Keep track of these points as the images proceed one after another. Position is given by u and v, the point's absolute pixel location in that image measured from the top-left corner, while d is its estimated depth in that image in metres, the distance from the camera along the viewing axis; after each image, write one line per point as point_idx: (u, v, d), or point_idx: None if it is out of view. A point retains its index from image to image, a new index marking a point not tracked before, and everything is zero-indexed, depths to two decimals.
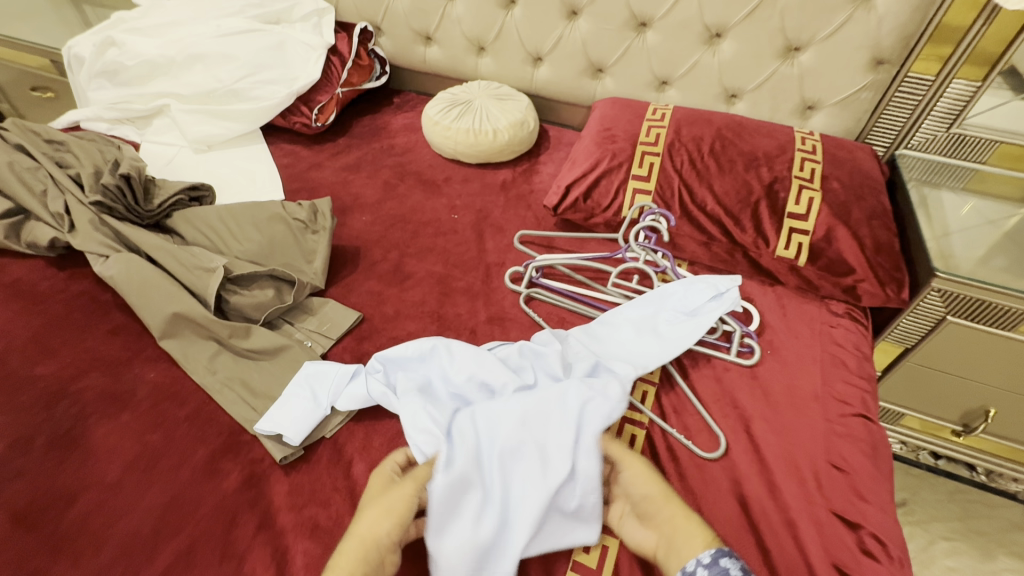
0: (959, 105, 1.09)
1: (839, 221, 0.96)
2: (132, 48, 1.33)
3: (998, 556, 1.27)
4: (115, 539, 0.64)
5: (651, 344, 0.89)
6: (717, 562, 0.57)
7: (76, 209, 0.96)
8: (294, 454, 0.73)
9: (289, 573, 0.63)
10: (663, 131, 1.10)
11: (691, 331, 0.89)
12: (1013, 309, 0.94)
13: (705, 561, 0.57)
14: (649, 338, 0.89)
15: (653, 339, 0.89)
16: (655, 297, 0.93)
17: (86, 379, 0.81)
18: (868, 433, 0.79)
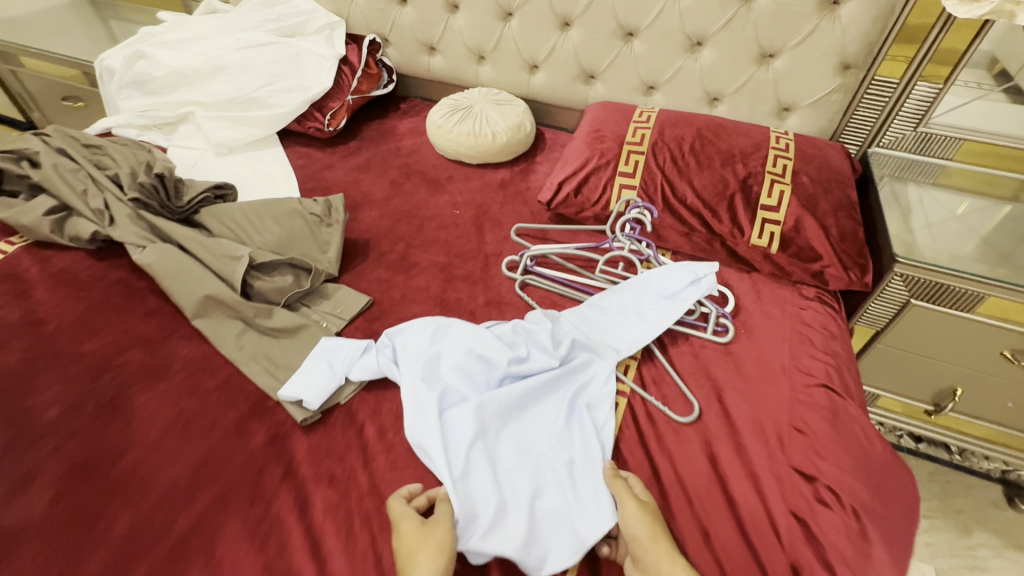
0: (924, 106, 1.17)
1: (807, 211, 1.05)
2: (160, 61, 1.45)
3: (975, 531, 1.33)
4: (158, 489, 0.73)
5: (635, 324, 0.97)
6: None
7: (116, 206, 1.07)
8: (313, 417, 0.82)
9: (310, 515, 0.72)
10: (648, 131, 1.20)
11: (671, 312, 0.97)
12: (968, 291, 1.02)
13: None
14: (633, 320, 0.97)
15: (636, 320, 0.97)
16: (638, 283, 1.02)
17: (127, 354, 0.90)
18: (831, 400, 0.88)
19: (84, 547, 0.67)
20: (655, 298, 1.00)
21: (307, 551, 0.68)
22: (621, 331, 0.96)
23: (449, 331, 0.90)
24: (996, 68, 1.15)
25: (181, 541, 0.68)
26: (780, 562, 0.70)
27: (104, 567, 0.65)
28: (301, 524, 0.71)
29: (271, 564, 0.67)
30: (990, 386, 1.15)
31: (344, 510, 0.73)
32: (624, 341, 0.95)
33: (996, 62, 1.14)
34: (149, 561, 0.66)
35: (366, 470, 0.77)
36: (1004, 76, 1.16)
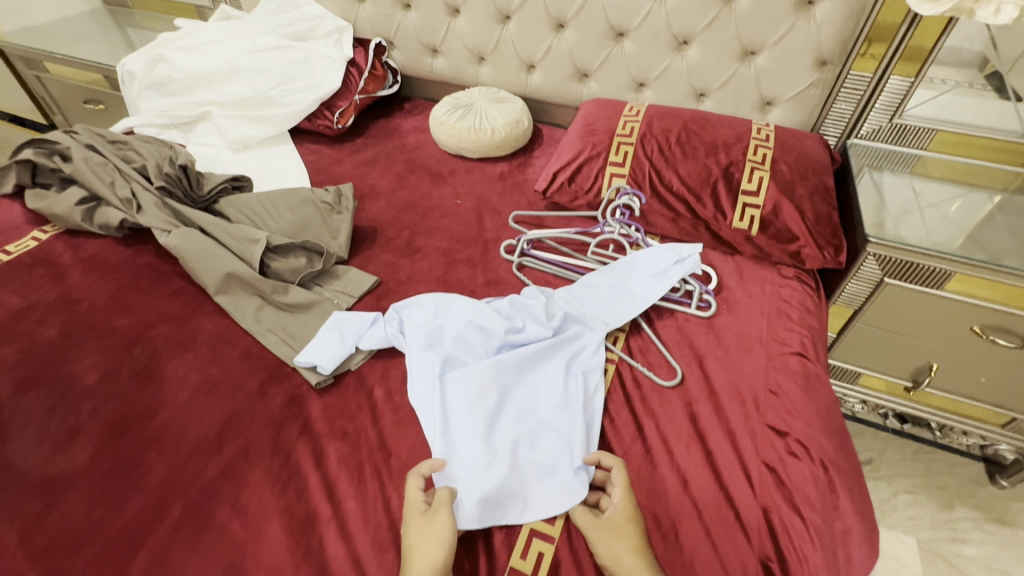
0: (897, 99, 1.25)
1: (784, 196, 1.13)
2: (179, 64, 1.54)
3: (956, 505, 1.34)
4: (190, 440, 0.83)
5: (624, 300, 1.04)
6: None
7: (143, 194, 1.15)
8: (326, 381, 0.91)
9: (325, 465, 0.81)
10: (637, 124, 1.28)
11: (658, 288, 1.04)
12: (937, 268, 1.09)
13: None
14: (622, 297, 1.04)
15: (625, 297, 1.04)
16: (627, 263, 1.09)
17: (156, 328, 1.00)
18: (803, 367, 0.95)
19: (127, 488, 0.78)
20: (643, 277, 1.07)
21: (324, 493, 0.77)
22: (610, 306, 1.03)
23: (452, 306, 0.98)
24: (989, 68, 1.24)
25: (210, 486, 0.78)
26: (752, 506, 0.77)
27: (145, 506, 0.76)
28: (318, 472, 0.80)
29: (292, 505, 0.76)
30: (964, 362, 1.22)
31: (356, 460, 0.81)
32: (613, 314, 1.01)
33: (989, 64, 1.23)
34: (182, 502, 0.76)
35: (376, 426, 0.86)
36: (996, 77, 1.24)
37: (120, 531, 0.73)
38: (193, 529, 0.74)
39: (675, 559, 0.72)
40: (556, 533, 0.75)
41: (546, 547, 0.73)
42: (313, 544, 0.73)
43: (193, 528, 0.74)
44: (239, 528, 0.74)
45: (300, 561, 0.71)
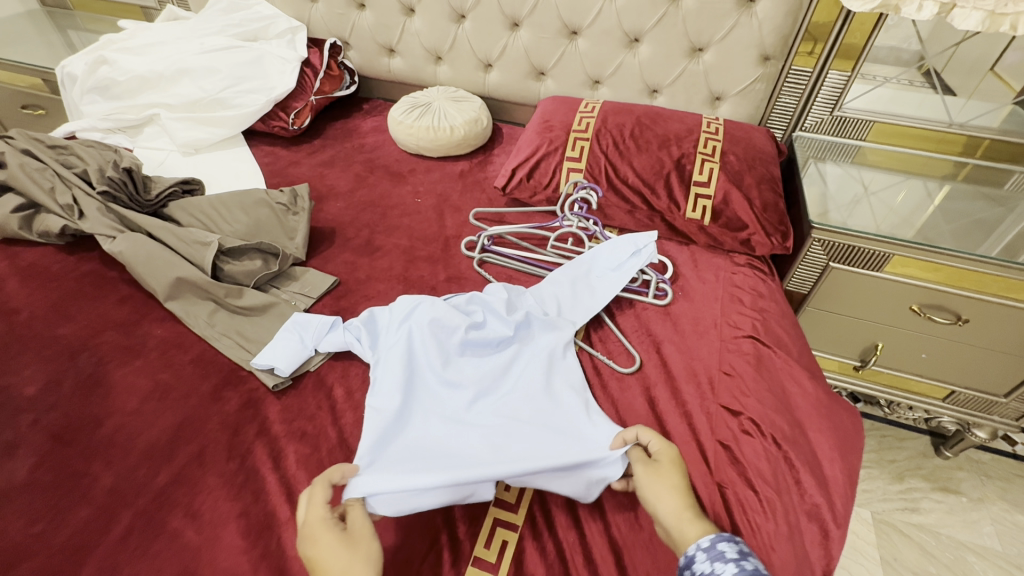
0: (837, 92, 1.31)
1: (733, 186, 1.17)
2: (123, 65, 1.49)
3: (907, 478, 1.41)
4: (140, 447, 0.81)
5: (586, 297, 1.04)
6: (715, 546, 0.62)
7: (85, 199, 1.11)
8: (283, 383, 0.89)
9: (283, 465, 0.80)
10: (592, 120, 1.30)
11: (618, 282, 1.05)
12: (875, 251, 1.16)
13: (704, 545, 0.63)
14: (586, 291, 1.05)
15: (587, 293, 1.05)
16: (587, 260, 1.10)
17: (103, 336, 0.96)
18: (754, 348, 0.98)
19: (73, 499, 0.75)
20: (607, 268, 1.08)
21: (283, 495, 0.76)
22: (577, 301, 1.03)
23: (416, 306, 0.95)
24: (925, 67, 1.27)
25: (161, 493, 0.76)
26: (708, 483, 0.79)
27: (90, 517, 0.73)
28: (276, 474, 0.78)
29: (249, 508, 0.74)
30: (906, 340, 1.28)
31: (315, 459, 0.80)
32: (579, 312, 1.02)
33: (924, 64, 1.27)
34: (131, 511, 0.74)
35: (336, 425, 0.85)
36: (934, 74, 1.28)
37: (64, 543, 0.70)
38: (144, 537, 0.71)
39: (635, 539, 0.73)
40: (520, 522, 0.76)
41: (512, 536, 0.74)
42: (272, 545, 0.71)
43: (144, 536, 0.71)
44: (194, 534, 0.72)
45: (258, 563, 0.69)
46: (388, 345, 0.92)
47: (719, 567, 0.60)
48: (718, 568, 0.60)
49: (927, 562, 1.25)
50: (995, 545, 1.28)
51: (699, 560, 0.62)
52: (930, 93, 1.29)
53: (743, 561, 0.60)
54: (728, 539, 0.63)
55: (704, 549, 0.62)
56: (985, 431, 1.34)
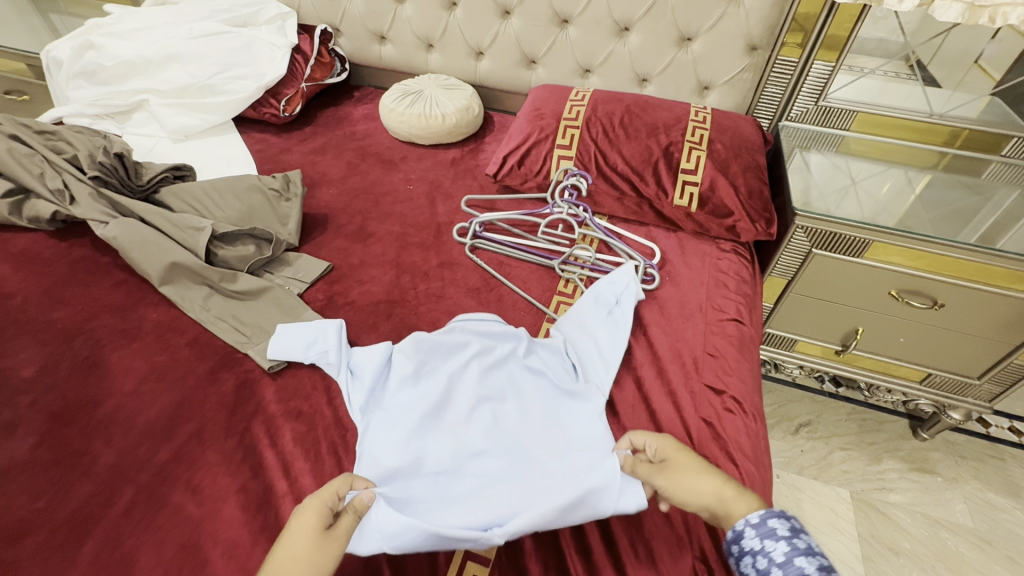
0: (821, 82, 1.34)
1: (720, 173, 1.20)
2: (110, 50, 1.47)
3: (884, 458, 1.46)
4: (140, 426, 0.82)
5: (605, 330, 0.95)
6: (765, 523, 0.62)
7: (76, 184, 1.10)
8: (278, 364, 0.91)
9: (280, 444, 0.82)
10: (582, 108, 1.32)
11: (620, 322, 0.96)
12: (856, 237, 1.19)
13: (754, 521, 0.63)
14: (609, 322, 0.96)
15: (606, 327, 0.96)
16: (594, 291, 1.00)
17: (99, 319, 0.97)
18: (737, 331, 1.02)
19: (76, 475, 0.76)
20: (610, 301, 1.00)
21: (280, 470, 0.78)
22: (598, 339, 0.95)
23: (434, 345, 0.90)
24: (911, 59, 1.30)
25: (162, 469, 0.77)
26: None
27: (93, 492, 0.74)
28: (273, 451, 0.80)
29: (247, 484, 0.76)
30: (885, 324, 1.33)
31: (311, 438, 0.82)
32: (606, 349, 0.93)
33: (911, 55, 1.29)
34: (133, 486, 0.75)
35: (331, 405, 0.87)
36: (921, 67, 1.30)
37: (68, 517, 0.72)
38: (147, 510, 0.73)
39: (620, 509, 0.77)
40: None
41: None
42: (271, 518, 0.73)
43: (146, 510, 0.73)
44: (195, 508, 0.73)
45: (258, 536, 0.71)
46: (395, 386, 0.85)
47: (770, 544, 0.60)
48: (767, 545, 0.60)
49: (900, 537, 1.31)
50: (966, 521, 1.34)
51: (749, 536, 0.62)
52: (917, 85, 1.32)
53: (795, 538, 0.60)
54: (777, 513, 0.63)
55: (753, 526, 0.62)
56: (960, 412, 1.40)
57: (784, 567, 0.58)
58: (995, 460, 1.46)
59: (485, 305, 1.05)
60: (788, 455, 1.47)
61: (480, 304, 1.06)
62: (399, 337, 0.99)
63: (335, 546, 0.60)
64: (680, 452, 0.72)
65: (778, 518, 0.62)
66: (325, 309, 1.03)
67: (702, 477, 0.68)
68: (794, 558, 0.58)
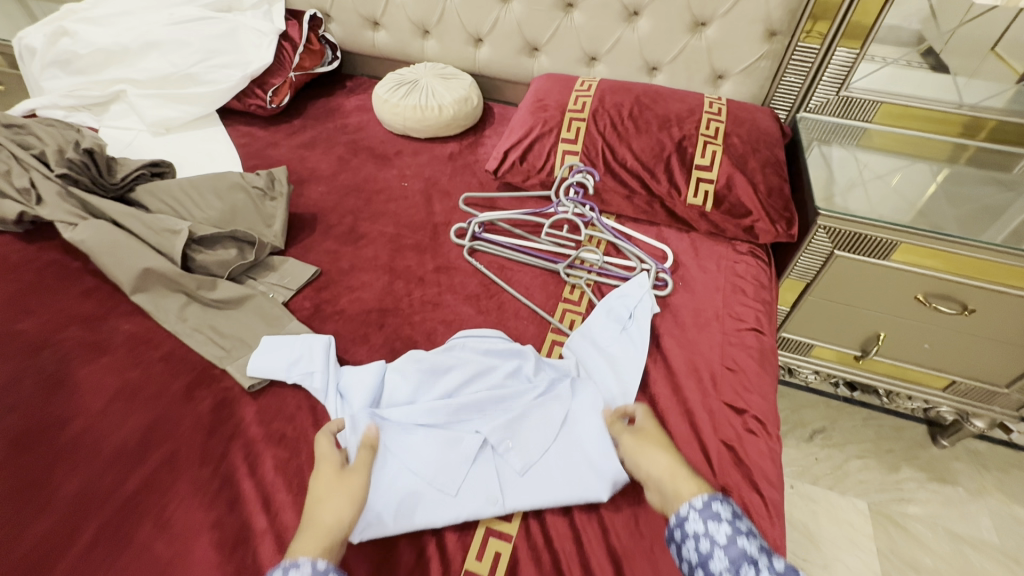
0: (844, 71, 1.24)
1: (737, 170, 1.12)
2: (85, 38, 1.38)
3: (903, 468, 1.39)
4: (107, 452, 0.75)
5: (622, 344, 0.89)
6: (709, 507, 0.59)
7: (43, 183, 1.02)
8: (260, 383, 0.83)
9: (260, 472, 0.75)
10: (588, 99, 1.23)
11: (640, 333, 0.90)
12: (883, 238, 1.11)
13: (698, 505, 0.60)
14: (628, 341, 0.90)
15: (623, 341, 0.90)
16: (608, 300, 0.95)
17: (66, 331, 0.90)
18: (757, 342, 0.94)
19: (34, 509, 0.69)
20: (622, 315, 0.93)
21: (260, 503, 0.71)
22: (616, 361, 0.88)
23: (432, 365, 0.82)
24: (924, 47, 1.25)
25: (129, 502, 0.70)
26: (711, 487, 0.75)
27: (53, 528, 0.67)
28: (253, 480, 0.73)
29: (223, 518, 0.69)
30: (908, 329, 1.25)
31: (295, 465, 0.75)
32: (621, 366, 0.87)
33: (924, 42, 1.25)
34: (97, 522, 0.68)
35: (317, 427, 0.80)
36: (932, 54, 1.26)
37: (23, 557, 0.65)
38: (111, 550, 0.66)
39: (635, 546, 0.70)
40: (514, 530, 0.71)
41: (506, 546, 0.70)
42: (249, 558, 0.66)
43: (110, 549, 0.66)
44: (164, 547, 0.67)
45: None
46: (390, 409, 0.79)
47: (713, 527, 0.57)
48: (711, 528, 0.57)
49: (922, 553, 1.24)
50: (991, 537, 1.27)
51: (693, 520, 0.59)
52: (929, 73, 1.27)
53: (738, 522, 0.58)
54: (721, 497, 0.60)
55: (697, 510, 0.60)
56: (983, 421, 1.33)
57: (726, 548, 0.55)
58: (1019, 470, 1.39)
59: (485, 314, 0.98)
60: (802, 464, 1.40)
61: (480, 313, 0.98)
62: (391, 350, 0.91)
63: (354, 482, 0.66)
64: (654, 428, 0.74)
65: (721, 501, 0.60)
66: (312, 318, 0.96)
67: (660, 454, 0.70)
68: (735, 540, 0.56)
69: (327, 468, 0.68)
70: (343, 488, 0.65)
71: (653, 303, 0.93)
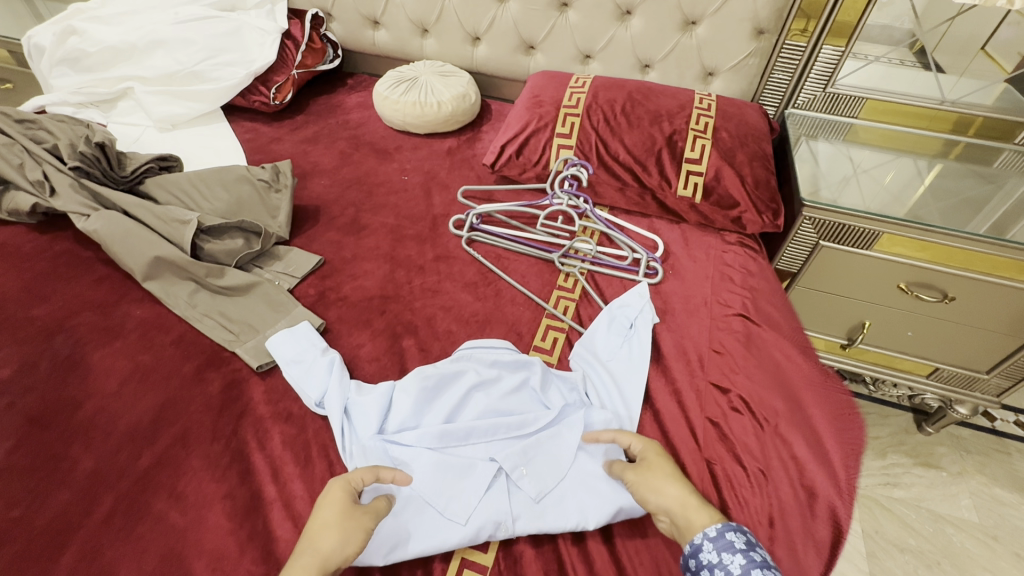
0: (830, 68, 1.29)
1: (725, 162, 1.16)
2: (93, 36, 1.42)
3: (889, 453, 1.44)
4: (121, 430, 0.79)
5: (626, 358, 0.91)
6: (723, 536, 0.62)
7: (56, 175, 1.06)
8: (268, 363, 0.87)
9: (268, 447, 0.78)
10: (583, 95, 1.27)
11: (642, 345, 0.92)
12: (865, 229, 1.16)
13: (711, 535, 0.62)
14: (631, 352, 0.91)
15: (626, 354, 0.91)
16: (612, 308, 0.97)
17: (79, 317, 0.94)
18: (743, 326, 0.98)
19: (54, 482, 0.73)
20: (625, 326, 0.94)
21: (270, 475, 0.75)
22: (617, 373, 0.89)
23: (440, 380, 0.83)
24: (916, 45, 1.27)
25: (144, 475, 0.74)
26: (696, 459, 0.80)
27: (72, 500, 0.71)
28: (262, 454, 0.77)
29: (234, 489, 0.73)
30: (893, 318, 1.29)
31: (301, 441, 0.79)
32: (626, 379, 0.88)
33: (915, 42, 1.26)
34: (114, 494, 0.72)
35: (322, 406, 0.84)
36: (924, 53, 1.28)
37: (46, 526, 0.69)
38: (128, 519, 0.70)
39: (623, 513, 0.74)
40: None
41: None
42: (258, 526, 0.70)
43: (127, 518, 0.70)
44: (178, 516, 0.70)
45: (245, 545, 0.68)
46: (401, 427, 0.79)
47: (727, 558, 0.60)
48: (726, 559, 0.60)
49: (907, 534, 1.28)
50: (971, 516, 1.32)
51: (707, 550, 0.62)
52: (922, 71, 1.29)
53: (751, 552, 0.60)
54: (734, 527, 0.63)
55: (711, 539, 0.62)
56: (966, 408, 1.35)
57: None
58: (1001, 454, 1.44)
59: (482, 300, 1.02)
60: None
61: (477, 299, 1.02)
62: (393, 334, 0.95)
63: (362, 519, 0.64)
64: (660, 457, 0.73)
65: (734, 531, 0.62)
66: (316, 305, 1.00)
67: (671, 484, 0.69)
68: (749, 571, 0.58)
69: (339, 500, 0.65)
70: (349, 523, 0.63)
71: (653, 315, 0.95)
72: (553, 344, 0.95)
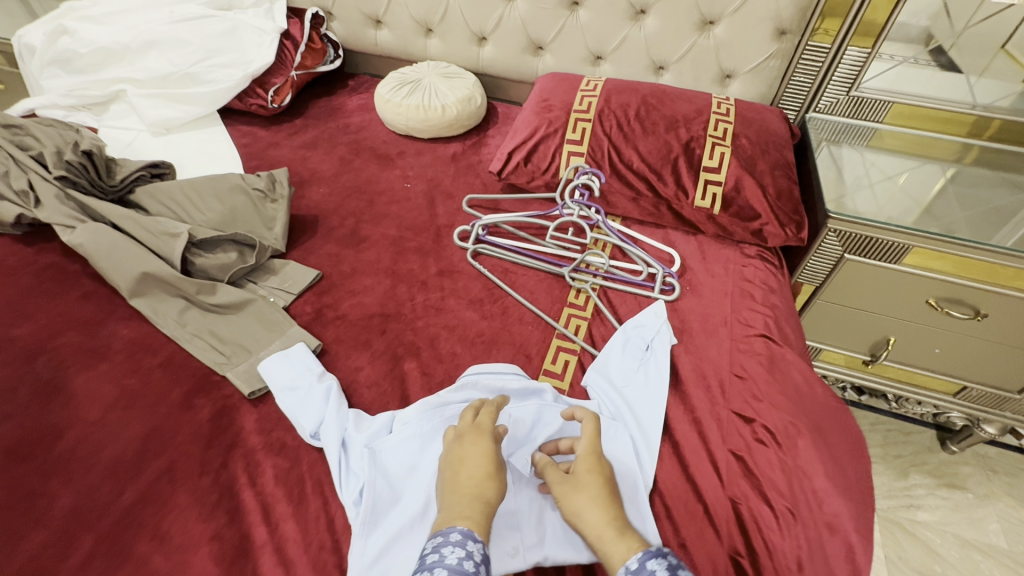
0: (855, 72, 1.22)
1: (745, 171, 1.10)
2: (85, 36, 1.36)
3: (912, 474, 1.37)
4: (103, 462, 0.74)
5: (642, 382, 0.85)
6: (644, 567, 0.53)
7: (41, 185, 1.01)
8: (260, 390, 0.82)
9: (260, 482, 0.73)
10: (594, 99, 1.21)
11: (658, 369, 0.87)
12: (894, 242, 1.09)
13: (632, 568, 0.54)
14: (645, 376, 0.86)
15: (643, 378, 0.86)
16: (627, 328, 0.92)
17: (63, 337, 0.89)
18: (766, 348, 0.91)
19: (28, 522, 0.67)
20: (641, 348, 0.89)
21: (260, 515, 0.70)
22: (633, 400, 0.83)
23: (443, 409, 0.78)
24: (931, 44, 1.21)
25: (125, 515, 0.69)
26: (719, 498, 0.74)
27: (47, 542, 0.66)
28: (253, 491, 0.72)
29: (222, 530, 0.68)
30: (919, 333, 1.23)
31: (295, 476, 0.74)
32: (642, 406, 0.82)
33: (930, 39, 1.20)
34: (92, 536, 0.67)
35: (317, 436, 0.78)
36: (941, 53, 1.22)
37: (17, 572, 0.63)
38: (107, 564, 0.65)
39: None
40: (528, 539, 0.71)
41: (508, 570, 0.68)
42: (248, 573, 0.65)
43: (106, 563, 0.65)
44: (162, 561, 0.65)
45: None
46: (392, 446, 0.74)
47: None
48: None
49: (932, 560, 1.22)
50: (1000, 543, 1.25)
51: None
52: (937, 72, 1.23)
53: None
54: (655, 553, 0.54)
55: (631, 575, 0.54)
56: (995, 426, 1.30)
57: None
58: None
59: (488, 319, 0.96)
60: None
61: (484, 318, 0.96)
62: (393, 356, 0.90)
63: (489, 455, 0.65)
64: (592, 469, 0.65)
65: (656, 559, 0.54)
66: (313, 324, 0.94)
67: (593, 507, 0.62)
68: None
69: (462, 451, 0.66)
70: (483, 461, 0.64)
71: (669, 335, 0.91)
72: (565, 368, 0.89)
